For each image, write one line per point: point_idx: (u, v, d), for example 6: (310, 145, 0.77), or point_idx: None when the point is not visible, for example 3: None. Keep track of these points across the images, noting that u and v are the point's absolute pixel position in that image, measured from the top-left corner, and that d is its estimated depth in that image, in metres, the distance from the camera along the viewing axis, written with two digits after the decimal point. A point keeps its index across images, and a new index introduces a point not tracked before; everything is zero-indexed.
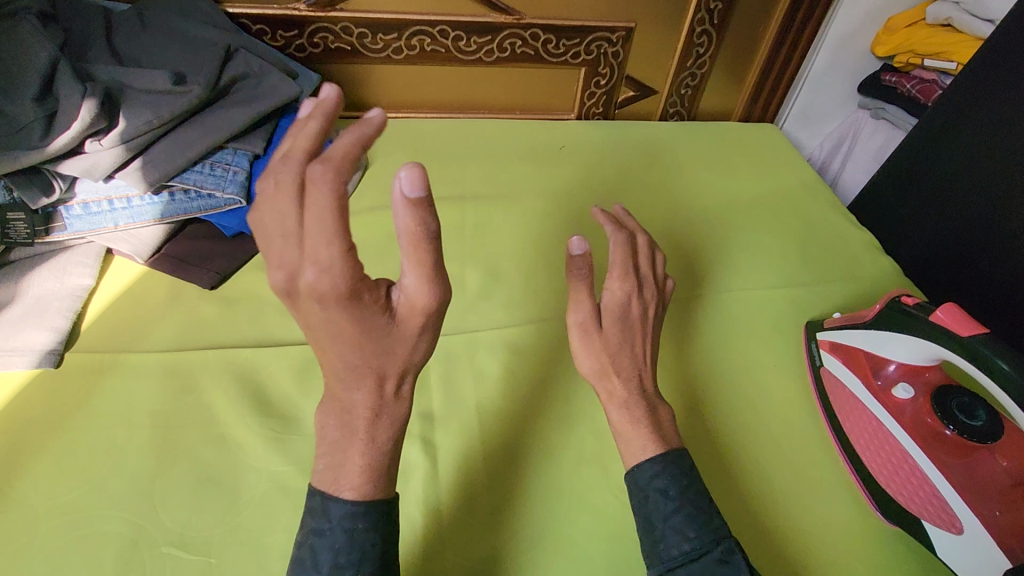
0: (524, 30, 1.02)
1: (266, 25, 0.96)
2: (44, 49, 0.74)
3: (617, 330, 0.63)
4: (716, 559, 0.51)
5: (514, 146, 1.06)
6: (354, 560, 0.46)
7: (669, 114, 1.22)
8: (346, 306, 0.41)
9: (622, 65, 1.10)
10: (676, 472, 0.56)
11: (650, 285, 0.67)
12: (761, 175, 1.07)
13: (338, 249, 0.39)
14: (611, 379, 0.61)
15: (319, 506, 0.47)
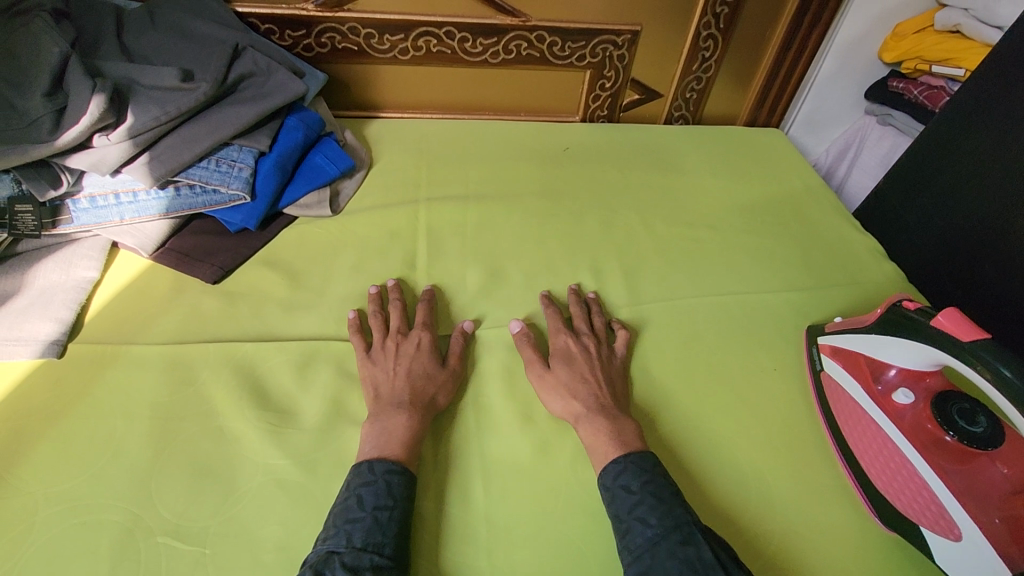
0: (530, 32, 1.03)
1: (274, 25, 0.97)
2: (57, 45, 0.76)
3: (566, 368, 0.70)
4: (676, 542, 0.55)
5: (518, 147, 1.06)
6: (391, 505, 0.56)
7: (674, 118, 1.22)
8: (422, 350, 0.70)
9: (627, 68, 1.11)
10: (635, 465, 0.61)
11: (594, 335, 0.76)
12: (766, 179, 1.07)
13: (423, 330, 0.72)
14: (571, 403, 0.67)
15: (367, 464, 0.59)
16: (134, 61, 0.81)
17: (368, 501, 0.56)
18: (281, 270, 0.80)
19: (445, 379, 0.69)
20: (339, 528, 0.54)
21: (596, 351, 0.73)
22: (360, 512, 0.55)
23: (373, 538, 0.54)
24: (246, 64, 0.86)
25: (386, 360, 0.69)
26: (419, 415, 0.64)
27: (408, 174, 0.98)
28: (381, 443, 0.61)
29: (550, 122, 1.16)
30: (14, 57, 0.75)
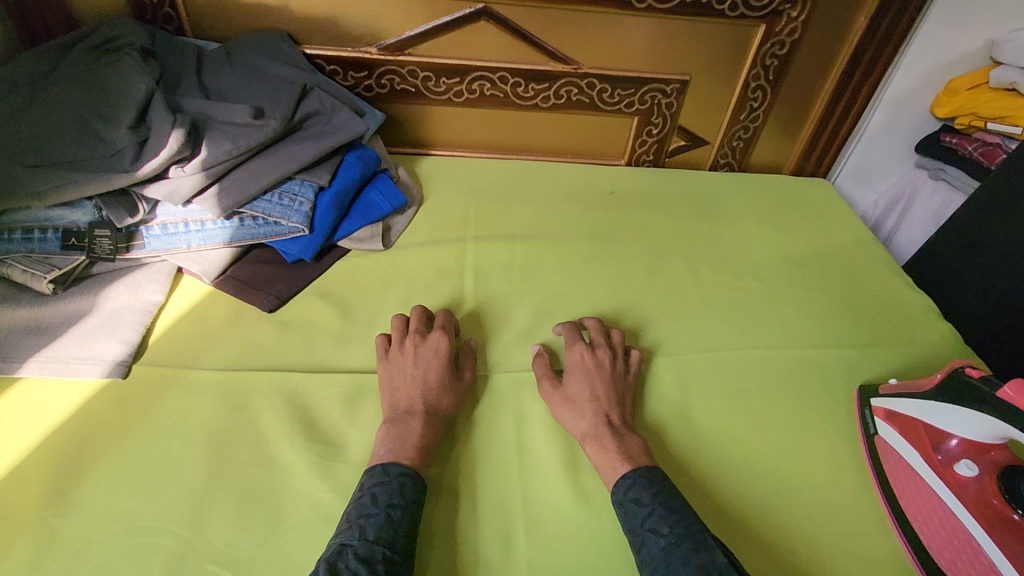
0: (581, 79, 1.05)
1: (338, 66, 1.02)
2: (143, 82, 0.81)
3: (577, 385, 0.72)
4: (689, 548, 0.55)
5: (564, 189, 1.08)
6: (403, 504, 0.58)
7: (720, 165, 1.22)
8: (440, 356, 0.72)
9: (675, 116, 1.12)
10: (643, 480, 0.62)
11: (609, 350, 0.76)
12: (813, 230, 1.06)
13: (441, 337, 0.74)
14: (579, 420, 0.69)
15: (381, 467, 0.61)
16: (210, 98, 0.86)
17: (382, 500, 0.58)
18: (333, 302, 0.83)
19: (458, 389, 0.71)
20: (353, 521, 0.56)
21: (608, 365, 0.74)
22: (373, 509, 0.57)
23: (385, 533, 0.55)
24: (312, 100, 0.90)
25: (404, 365, 0.71)
26: (432, 423, 0.66)
27: (457, 212, 1.00)
28: (394, 448, 0.63)
29: (596, 165, 1.18)
30: (105, 93, 0.81)
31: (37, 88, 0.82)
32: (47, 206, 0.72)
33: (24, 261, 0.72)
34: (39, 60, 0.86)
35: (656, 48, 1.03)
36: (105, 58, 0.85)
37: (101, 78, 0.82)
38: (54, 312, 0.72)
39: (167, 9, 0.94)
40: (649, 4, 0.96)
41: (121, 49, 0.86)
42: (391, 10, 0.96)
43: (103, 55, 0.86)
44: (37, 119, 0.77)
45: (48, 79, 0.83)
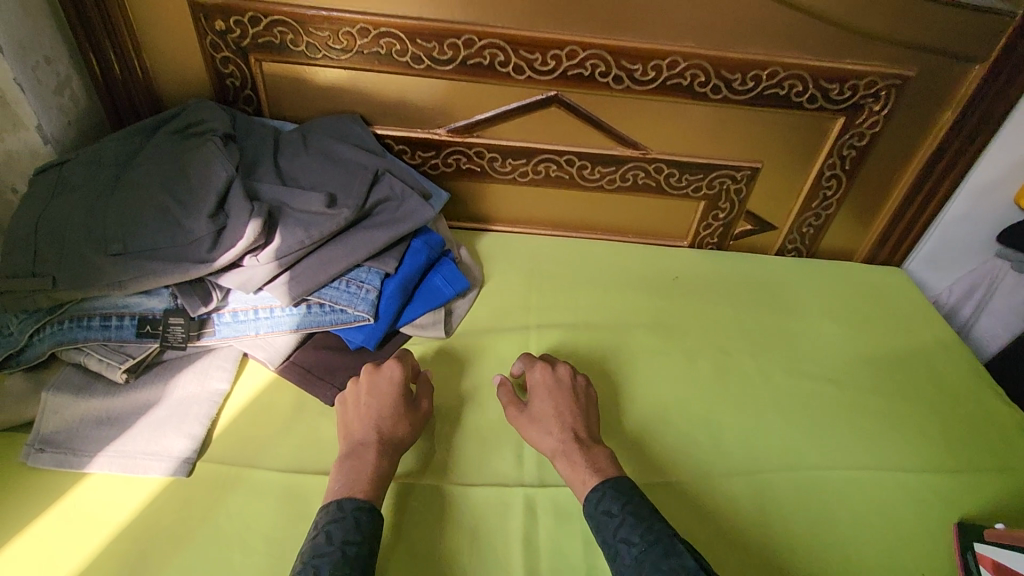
0: (649, 164, 1.04)
1: (407, 145, 1.03)
2: (224, 169, 0.83)
3: (542, 402, 0.75)
4: (659, 555, 0.58)
5: (627, 273, 1.06)
6: (359, 540, 0.59)
7: (787, 250, 1.18)
8: (394, 385, 0.73)
9: (743, 201, 1.09)
10: (611, 491, 0.65)
11: (565, 368, 0.79)
12: (891, 328, 1.00)
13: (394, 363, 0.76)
14: (548, 438, 0.72)
15: (336, 504, 0.62)
16: (285, 184, 0.87)
17: (336, 536, 0.59)
18: None
19: (415, 417, 0.73)
20: (307, 562, 0.57)
21: (567, 383, 0.77)
22: (328, 547, 0.58)
23: (339, 570, 0.56)
24: (382, 185, 0.90)
25: (360, 397, 0.72)
26: (388, 456, 0.67)
27: (519, 296, 0.99)
28: (346, 482, 0.64)
29: (658, 245, 1.15)
30: (186, 177, 0.82)
31: (123, 171, 0.84)
32: (126, 295, 0.74)
33: (100, 350, 0.73)
34: (127, 142, 0.88)
35: (729, 136, 1.00)
36: (189, 143, 0.86)
37: (183, 162, 0.84)
38: (124, 402, 0.72)
39: (248, 91, 0.97)
40: (724, 95, 0.95)
41: (204, 134, 0.88)
42: (463, 95, 0.97)
43: (186, 138, 0.88)
44: (120, 204, 0.78)
45: (133, 162, 0.85)
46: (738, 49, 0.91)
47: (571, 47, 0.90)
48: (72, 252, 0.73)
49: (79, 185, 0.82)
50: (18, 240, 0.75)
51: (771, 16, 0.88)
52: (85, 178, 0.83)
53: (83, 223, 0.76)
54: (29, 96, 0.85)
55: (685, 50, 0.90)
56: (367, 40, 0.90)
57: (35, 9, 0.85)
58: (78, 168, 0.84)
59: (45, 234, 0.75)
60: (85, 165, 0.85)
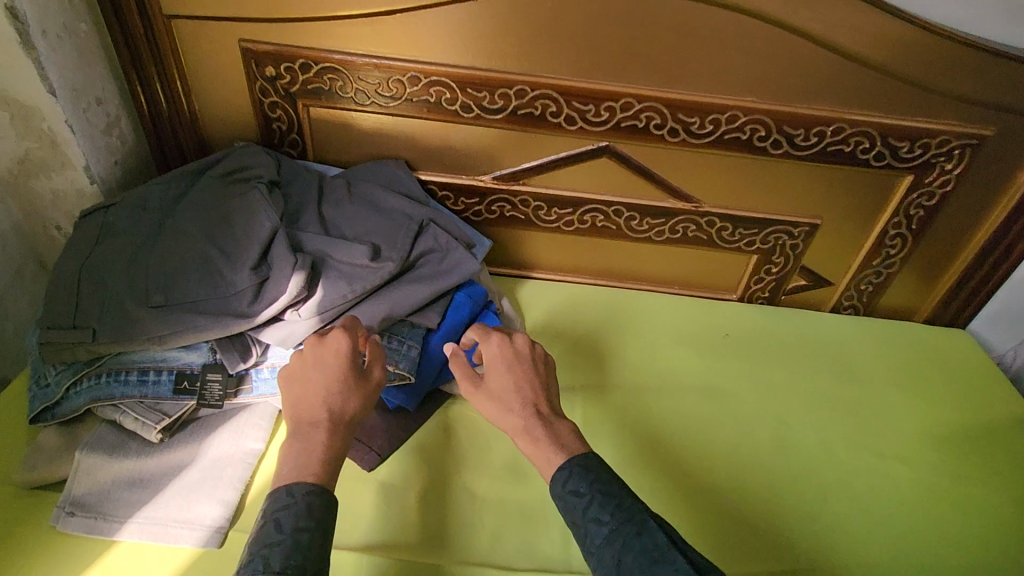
0: (701, 217, 1.00)
1: (451, 192, 1.00)
2: (270, 219, 0.81)
3: (499, 380, 0.70)
4: (632, 533, 0.58)
5: (673, 332, 1.02)
6: (311, 526, 0.56)
7: (843, 307, 1.12)
8: (340, 357, 0.66)
9: (799, 257, 1.04)
10: (578, 469, 0.62)
11: (523, 341, 0.74)
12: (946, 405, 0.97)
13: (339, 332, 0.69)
14: (507, 416, 0.68)
15: (285, 489, 0.58)
16: (329, 234, 0.85)
17: (286, 524, 0.56)
18: (436, 462, 0.78)
19: (366, 389, 0.67)
20: (256, 554, 0.53)
21: (525, 355, 0.73)
22: (279, 535, 0.55)
23: (293, 559, 0.53)
24: (427, 235, 0.88)
25: (305, 370, 0.66)
26: (340, 434, 0.62)
27: (562, 354, 0.96)
28: (295, 466, 0.59)
29: (705, 299, 1.10)
30: (230, 226, 0.80)
31: (166, 215, 0.82)
32: (164, 349, 0.72)
33: (136, 408, 0.70)
34: (171, 183, 0.86)
35: (787, 191, 0.96)
36: (234, 189, 0.84)
37: (226, 209, 0.82)
38: (157, 463, 0.70)
39: (294, 135, 0.96)
40: (785, 150, 0.91)
41: (249, 180, 0.86)
42: (511, 144, 0.94)
43: (230, 183, 0.86)
44: (163, 253, 0.76)
45: (176, 206, 0.83)
46: (802, 104, 0.86)
47: (627, 99, 0.87)
48: (113, 303, 0.72)
49: (122, 230, 0.80)
50: (61, 289, 0.73)
51: (839, 72, 0.84)
52: (128, 223, 0.81)
53: (125, 272, 0.74)
54: (78, 136, 0.85)
55: (746, 105, 0.86)
56: (417, 88, 0.88)
57: (90, 53, 0.85)
58: (122, 211, 0.82)
59: (87, 282, 0.74)
60: (129, 207, 0.83)
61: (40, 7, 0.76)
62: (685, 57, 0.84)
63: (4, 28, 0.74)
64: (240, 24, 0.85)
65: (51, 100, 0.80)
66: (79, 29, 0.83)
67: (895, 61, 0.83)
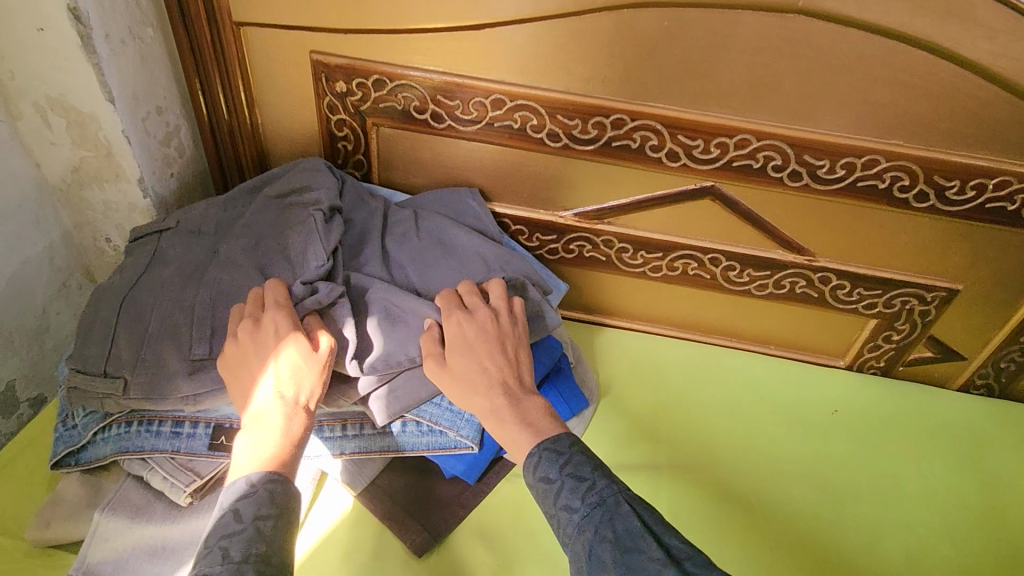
0: (814, 272, 0.86)
1: (526, 227, 0.89)
2: (322, 254, 0.70)
3: (463, 359, 0.65)
4: (606, 517, 0.52)
5: (768, 405, 0.89)
6: (275, 514, 0.51)
7: (974, 386, 0.94)
8: (283, 334, 0.60)
9: (928, 325, 0.88)
10: (549, 453, 0.58)
11: (487, 311, 0.68)
12: None
13: (278, 310, 0.62)
14: (471, 397, 0.63)
15: (244, 479, 0.52)
16: (394, 277, 0.76)
17: (247, 513, 0.51)
18: (496, 547, 0.67)
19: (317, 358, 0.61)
20: (213, 546, 0.48)
21: (491, 322, 0.67)
22: (238, 526, 0.49)
23: (254, 548, 0.48)
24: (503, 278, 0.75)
25: (250, 342, 0.60)
26: (299, 413, 0.58)
27: (640, 423, 0.84)
28: (254, 452, 0.54)
29: (807, 363, 0.96)
30: (286, 263, 0.71)
31: (219, 241, 0.74)
32: (200, 404, 0.63)
33: (166, 465, 0.62)
34: (229, 205, 0.79)
35: (924, 249, 0.81)
36: (292, 218, 0.75)
37: (283, 240, 0.73)
38: (183, 531, 0.61)
39: (359, 156, 0.87)
40: (931, 203, 0.76)
41: (308, 206, 0.76)
42: (599, 178, 0.83)
43: (288, 208, 0.76)
44: (213, 288, 0.67)
45: (230, 230, 0.75)
46: (961, 151, 0.72)
47: (743, 135, 0.75)
48: (151, 352, 0.63)
49: (171, 260, 0.72)
50: (93, 330, 0.65)
51: (1014, 116, 0.69)
52: (179, 252, 0.73)
53: (168, 313, 0.65)
54: (134, 147, 0.78)
55: (889, 149, 0.73)
56: (500, 112, 0.78)
57: (154, 58, 0.78)
58: (172, 240, 0.74)
59: (123, 322, 0.65)
60: (182, 233, 0.75)
61: (105, 9, 0.70)
62: (820, 90, 0.71)
63: (66, 30, 0.68)
64: (313, 33, 0.77)
65: (108, 108, 0.74)
66: (145, 33, 0.76)
67: None
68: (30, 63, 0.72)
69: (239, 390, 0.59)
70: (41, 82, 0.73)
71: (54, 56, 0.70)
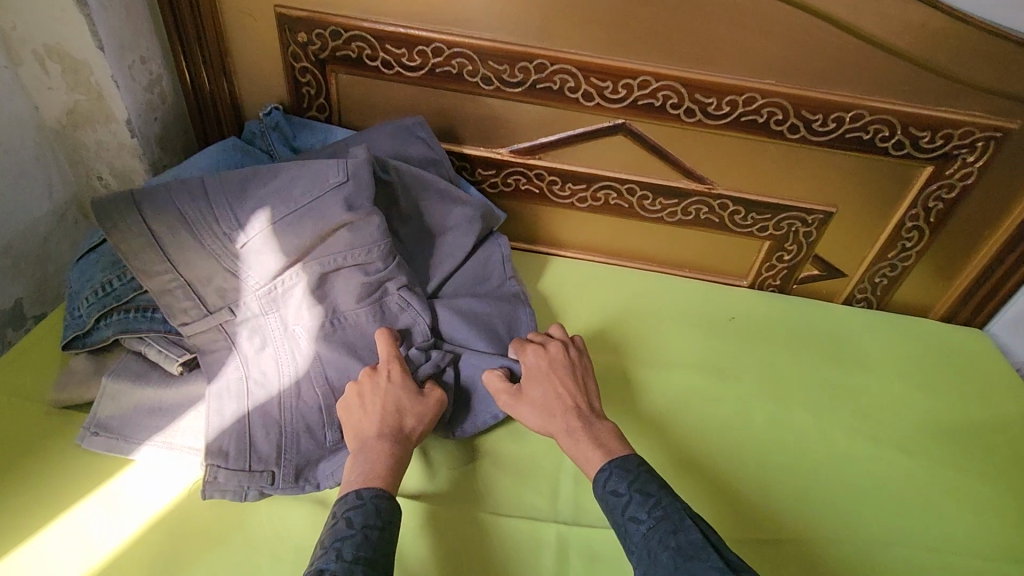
0: (714, 199, 1.00)
1: (469, 163, 1.03)
2: (420, 320, 0.82)
3: (540, 389, 0.74)
4: (669, 531, 0.59)
5: (678, 312, 1.04)
6: (380, 525, 0.59)
7: (856, 300, 1.11)
8: (398, 382, 0.72)
9: (812, 245, 1.04)
10: (618, 470, 0.65)
11: (557, 346, 0.80)
12: (960, 397, 0.95)
13: (395, 362, 0.74)
14: (548, 419, 0.72)
15: (354, 492, 0.61)
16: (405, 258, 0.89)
17: (357, 522, 0.59)
18: None
19: (425, 407, 0.71)
20: (330, 546, 0.56)
21: (562, 355, 0.78)
22: (349, 531, 0.58)
23: (362, 551, 0.56)
24: (498, 257, 0.96)
25: (370, 384, 0.71)
26: (401, 445, 0.67)
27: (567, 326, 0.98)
28: (363, 471, 0.63)
29: (715, 282, 1.11)
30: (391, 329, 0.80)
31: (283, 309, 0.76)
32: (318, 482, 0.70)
33: (160, 342, 0.75)
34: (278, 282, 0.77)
35: (801, 177, 0.96)
36: (365, 294, 0.78)
37: (360, 314, 0.78)
38: (178, 395, 0.74)
39: (321, 100, 1.00)
40: (803, 135, 0.91)
41: (377, 283, 0.79)
42: (529, 118, 0.96)
43: (346, 279, 0.77)
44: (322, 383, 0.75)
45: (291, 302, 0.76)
46: (820, 89, 0.87)
47: (644, 77, 0.89)
48: (288, 445, 0.71)
49: (259, 354, 0.75)
50: (224, 435, 0.70)
51: (861, 58, 0.84)
52: (259, 345, 0.75)
53: (298, 410, 0.73)
54: (122, 91, 0.90)
55: (764, 87, 0.87)
56: (440, 59, 0.91)
57: (137, 12, 0.90)
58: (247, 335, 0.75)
59: (258, 419, 0.72)
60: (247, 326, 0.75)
61: None
62: (703, 36, 0.85)
63: None
64: None
65: (99, 56, 0.86)
66: None
67: (915, 46, 0.82)
68: (30, 15, 0.83)
69: (349, 421, 0.69)
70: (41, 33, 0.85)
71: (52, 9, 0.82)
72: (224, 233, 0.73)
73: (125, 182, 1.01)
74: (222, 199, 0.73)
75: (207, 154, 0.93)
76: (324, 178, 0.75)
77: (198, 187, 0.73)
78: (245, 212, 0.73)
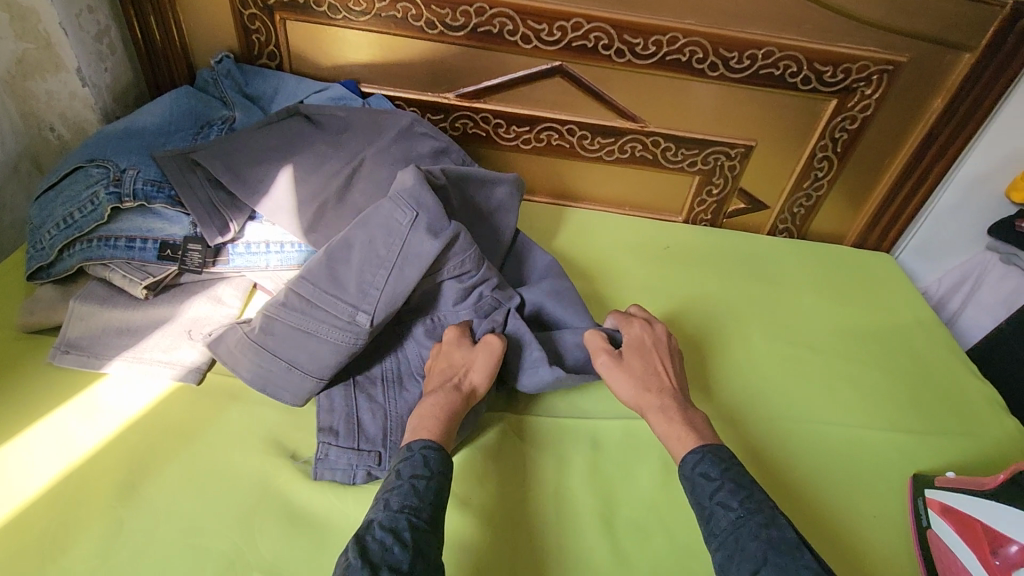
0: (647, 137, 1.09)
1: (418, 109, 1.08)
2: (508, 298, 0.85)
3: (639, 363, 0.77)
4: (761, 525, 0.60)
5: (619, 241, 1.12)
6: (428, 475, 0.62)
7: (779, 230, 1.22)
8: (459, 346, 0.77)
9: (736, 178, 1.14)
10: (711, 456, 0.66)
11: (664, 333, 0.82)
12: (867, 306, 1.07)
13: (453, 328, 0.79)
14: (644, 392, 0.74)
15: (406, 446, 0.65)
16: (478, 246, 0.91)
17: (406, 473, 0.62)
18: None
19: (486, 358, 0.75)
20: (382, 497, 0.60)
21: (665, 339, 0.81)
22: (397, 482, 0.61)
23: (409, 501, 0.59)
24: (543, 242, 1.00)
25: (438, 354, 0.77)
26: (449, 393, 0.70)
27: None
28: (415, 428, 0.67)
29: (652, 218, 1.20)
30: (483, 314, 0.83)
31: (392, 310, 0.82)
32: None
33: (124, 267, 0.79)
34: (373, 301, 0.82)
35: (722, 113, 1.05)
36: (461, 297, 0.82)
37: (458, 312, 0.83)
38: (143, 318, 0.79)
39: (272, 48, 1.04)
40: (722, 72, 1.00)
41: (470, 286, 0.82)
42: (472, 61, 1.03)
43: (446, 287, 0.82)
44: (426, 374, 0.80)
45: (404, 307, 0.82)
46: (733, 27, 0.96)
47: (576, 19, 0.96)
48: (393, 428, 0.74)
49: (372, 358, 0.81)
50: (334, 416, 0.73)
51: None
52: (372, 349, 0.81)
53: (404, 400, 0.77)
54: (71, 39, 0.92)
55: (684, 27, 0.96)
56: (384, 4, 0.96)
57: None
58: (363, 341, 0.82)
59: (365, 403, 0.76)
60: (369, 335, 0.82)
61: None
62: None
63: None
64: None
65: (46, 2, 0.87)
66: None
67: None
68: None
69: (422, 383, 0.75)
70: None
71: None
72: (345, 323, 0.74)
73: (77, 133, 1.03)
74: (325, 296, 0.74)
75: (162, 101, 0.96)
76: (396, 225, 0.76)
77: (297, 293, 0.75)
78: (352, 297, 0.75)
